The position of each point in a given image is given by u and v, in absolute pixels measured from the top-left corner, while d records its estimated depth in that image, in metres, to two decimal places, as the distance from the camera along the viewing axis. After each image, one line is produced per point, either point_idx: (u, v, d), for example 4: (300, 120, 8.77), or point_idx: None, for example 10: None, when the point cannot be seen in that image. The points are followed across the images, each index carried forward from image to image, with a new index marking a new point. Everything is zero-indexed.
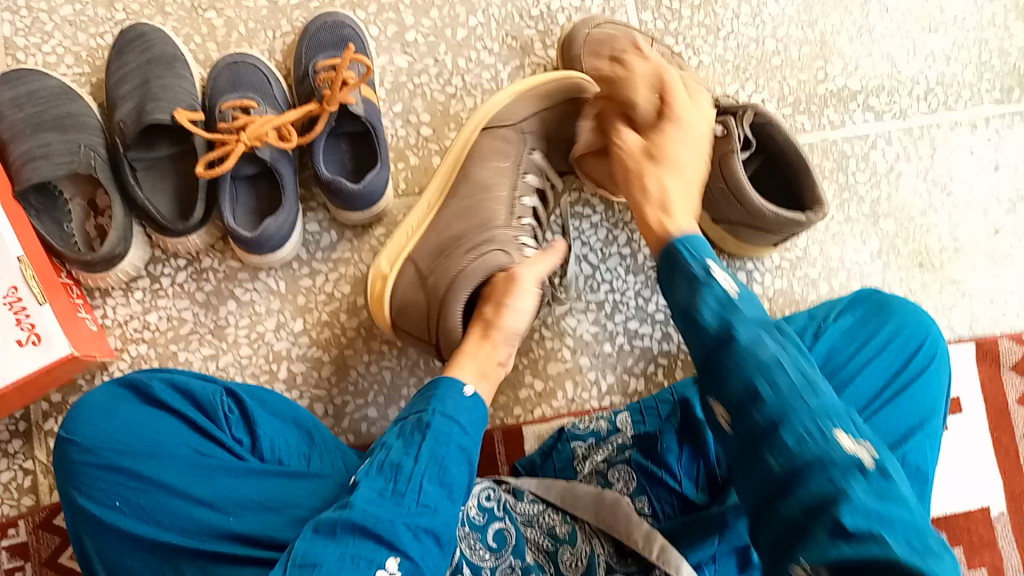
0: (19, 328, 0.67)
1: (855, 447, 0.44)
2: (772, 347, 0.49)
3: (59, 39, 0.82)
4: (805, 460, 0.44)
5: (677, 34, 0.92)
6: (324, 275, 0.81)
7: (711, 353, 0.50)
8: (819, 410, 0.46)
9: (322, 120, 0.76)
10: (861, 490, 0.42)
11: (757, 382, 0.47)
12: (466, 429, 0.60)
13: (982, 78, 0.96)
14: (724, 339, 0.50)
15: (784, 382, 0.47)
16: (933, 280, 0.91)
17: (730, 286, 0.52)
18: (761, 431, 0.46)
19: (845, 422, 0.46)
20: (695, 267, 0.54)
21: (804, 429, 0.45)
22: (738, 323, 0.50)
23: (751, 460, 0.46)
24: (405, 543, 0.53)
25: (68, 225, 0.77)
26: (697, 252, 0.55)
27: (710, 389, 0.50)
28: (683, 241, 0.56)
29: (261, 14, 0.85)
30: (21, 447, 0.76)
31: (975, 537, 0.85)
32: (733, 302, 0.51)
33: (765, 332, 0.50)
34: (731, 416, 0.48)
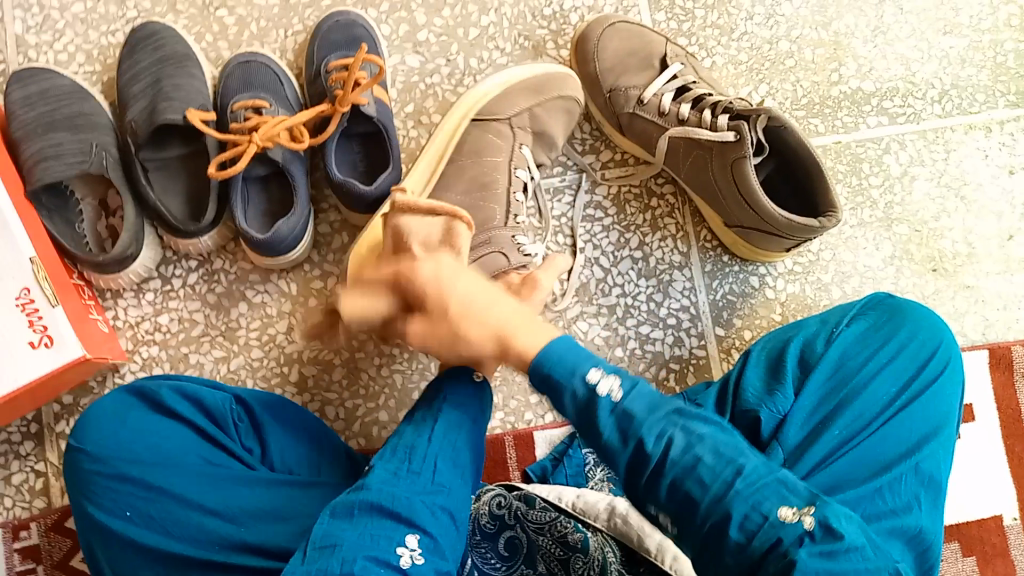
0: (31, 330, 0.67)
1: (803, 518, 0.44)
2: (680, 440, 0.47)
3: (71, 37, 0.82)
4: (762, 547, 0.44)
5: (690, 35, 0.91)
6: (336, 277, 0.81)
7: (633, 470, 0.48)
8: (751, 489, 0.45)
9: (334, 121, 0.76)
10: (810, 558, 0.43)
11: (688, 490, 0.46)
12: (476, 416, 0.60)
13: (996, 80, 0.95)
14: (637, 453, 0.47)
15: (708, 472, 0.46)
16: (947, 286, 0.91)
17: (615, 385, 0.49)
18: (711, 531, 0.45)
19: (782, 494, 0.45)
20: (575, 384, 0.49)
21: (746, 517, 0.45)
22: (640, 432, 0.47)
23: (707, 554, 0.46)
24: (425, 521, 0.53)
25: (79, 225, 0.77)
26: (566, 364, 0.50)
27: (643, 499, 0.48)
28: (546, 355, 0.50)
29: (272, 12, 0.84)
30: (33, 449, 0.76)
31: (987, 547, 0.85)
32: (623, 408, 0.48)
33: (665, 428, 0.47)
34: (675, 520, 0.47)
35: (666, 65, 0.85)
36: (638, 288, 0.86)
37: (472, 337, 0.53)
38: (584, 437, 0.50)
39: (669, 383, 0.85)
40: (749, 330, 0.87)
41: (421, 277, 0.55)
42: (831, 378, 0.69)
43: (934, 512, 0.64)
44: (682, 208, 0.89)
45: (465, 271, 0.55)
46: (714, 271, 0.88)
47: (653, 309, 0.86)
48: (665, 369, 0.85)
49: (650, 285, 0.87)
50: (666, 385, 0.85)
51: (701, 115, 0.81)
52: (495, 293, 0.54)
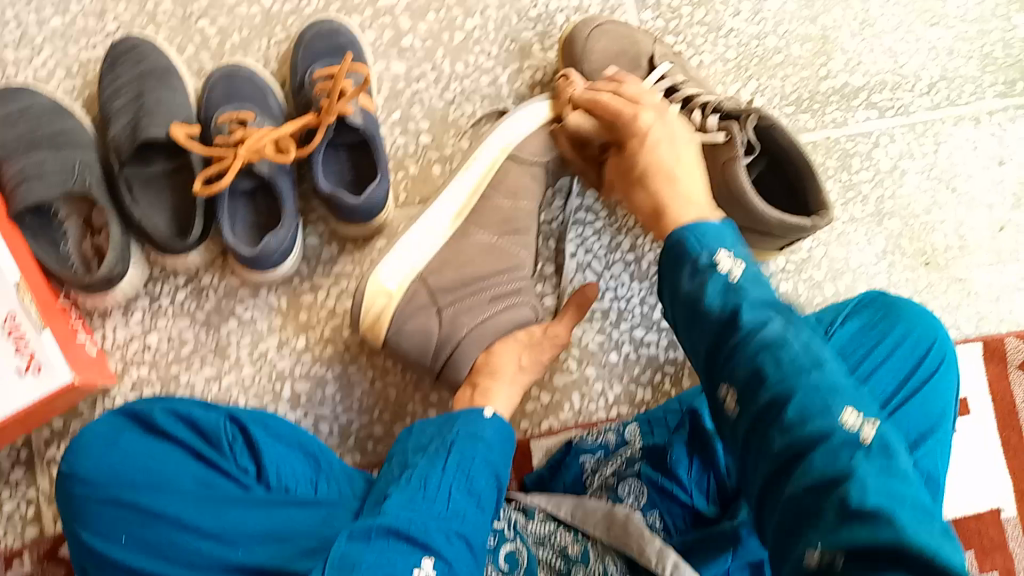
0: (19, 356, 0.65)
1: (864, 426, 0.41)
2: (776, 327, 0.46)
3: (51, 52, 0.80)
4: (814, 434, 0.41)
5: (678, 33, 0.90)
6: (326, 290, 0.80)
7: (721, 338, 0.48)
8: (824, 387, 0.43)
9: (320, 131, 0.75)
10: (864, 463, 0.39)
11: (759, 364, 0.44)
12: (492, 446, 0.60)
13: (985, 70, 0.95)
14: (730, 320, 0.48)
15: (787, 358, 0.44)
16: (939, 279, 0.91)
17: (737, 266, 0.51)
18: (768, 410, 0.43)
19: (855, 402, 0.42)
20: (700, 256, 0.52)
21: (809, 405, 0.42)
22: (742, 305, 0.48)
23: (759, 440, 0.43)
24: (439, 545, 0.53)
25: (64, 246, 0.75)
26: (703, 242, 0.52)
27: (724, 372, 0.47)
28: (691, 228, 0.53)
29: (254, 21, 0.83)
30: (23, 477, 0.75)
31: (985, 539, 0.85)
32: (737, 285, 0.49)
33: (770, 314, 0.47)
34: (740, 397, 0.45)
35: (654, 64, 0.84)
36: (631, 291, 0.85)
37: (669, 219, 0.57)
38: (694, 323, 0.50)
39: (665, 387, 0.84)
40: None
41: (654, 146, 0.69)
42: None
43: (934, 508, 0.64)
44: None
45: (681, 160, 0.67)
46: None
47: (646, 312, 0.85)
48: (659, 373, 0.84)
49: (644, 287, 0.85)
50: (662, 389, 0.84)
51: (691, 115, 0.80)
52: (696, 197, 0.62)
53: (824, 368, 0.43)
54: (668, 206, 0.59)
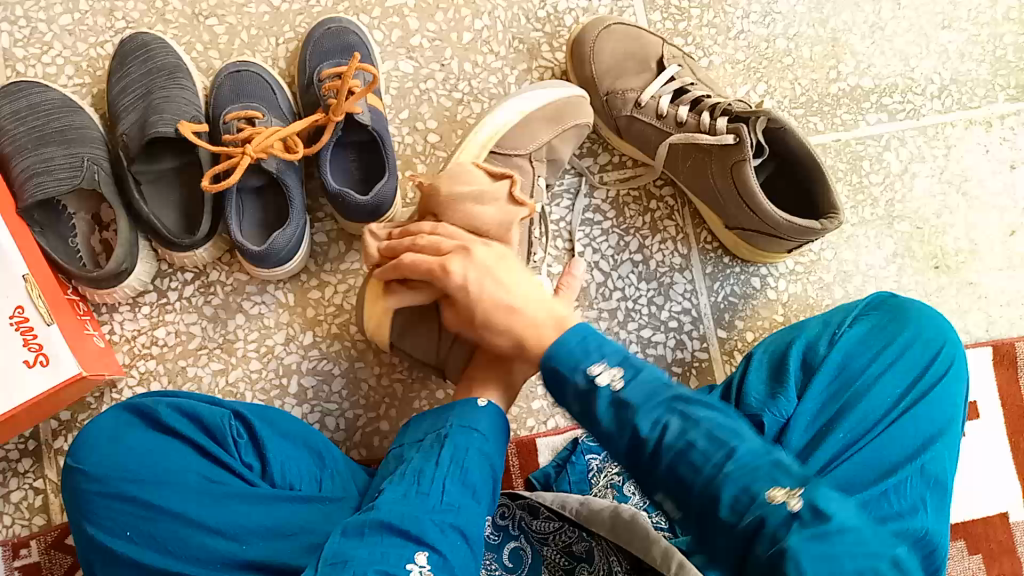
0: (26, 349, 0.66)
1: (790, 499, 0.43)
2: (675, 425, 0.47)
3: (59, 49, 0.81)
4: (749, 524, 0.44)
5: (687, 34, 0.90)
6: (334, 287, 0.80)
7: (631, 456, 0.49)
8: (742, 472, 0.45)
9: (328, 130, 0.75)
10: (800, 538, 0.42)
11: (672, 465, 0.46)
12: (487, 437, 0.60)
13: (996, 74, 0.94)
14: (632, 435, 0.48)
15: (698, 455, 0.46)
16: (949, 283, 0.90)
17: (616, 375, 0.50)
18: (701, 510, 0.45)
19: (774, 475, 0.44)
20: (579, 378, 0.50)
21: (735, 496, 0.44)
22: (635, 415, 0.48)
23: (706, 534, 0.46)
24: (434, 538, 0.53)
25: (72, 240, 0.76)
26: (574, 357, 0.51)
27: (647, 483, 0.48)
28: (557, 352, 0.52)
29: (263, 20, 0.83)
30: (31, 466, 0.75)
31: (993, 544, 0.84)
32: (622, 396, 0.49)
33: (665, 415, 0.48)
34: (675, 504, 0.47)
35: (663, 66, 0.84)
36: (638, 291, 0.85)
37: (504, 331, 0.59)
38: (586, 427, 0.51)
39: None
40: (751, 331, 0.86)
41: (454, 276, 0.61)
42: (835, 381, 0.69)
43: (939, 514, 0.64)
44: (681, 210, 0.88)
45: (510, 265, 0.63)
46: (715, 272, 0.87)
47: (653, 311, 0.85)
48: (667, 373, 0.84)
49: (651, 288, 0.85)
50: None
51: (699, 118, 0.80)
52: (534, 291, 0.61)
53: (735, 451, 0.45)
54: (503, 315, 0.59)
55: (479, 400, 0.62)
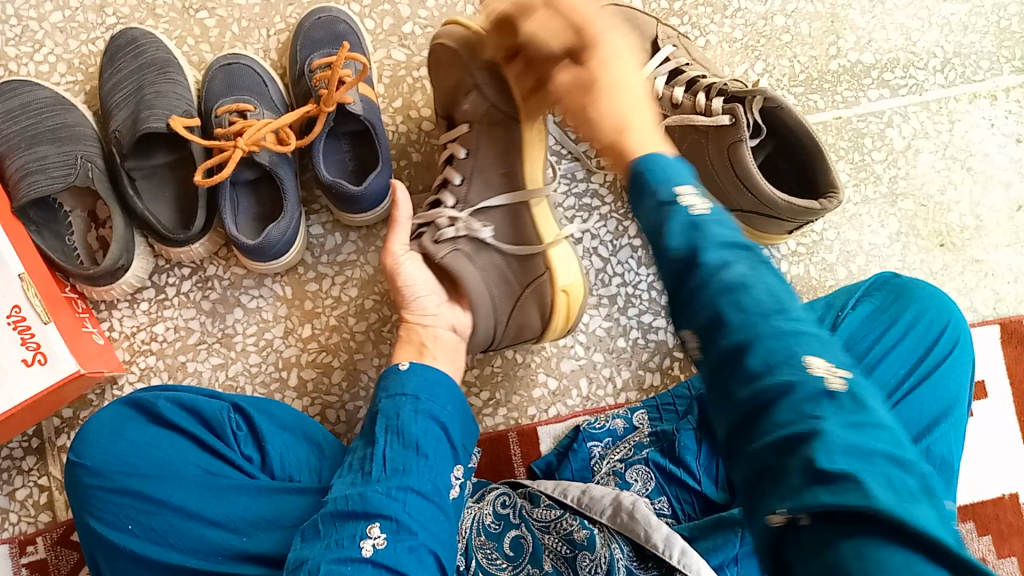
0: (23, 348, 0.67)
1: (833, 377, 0.34)
2: (739, 264, 0.37)
3: (51, 47, 0.81)
4: (778, 388, 0.34)
5: (683, 14, 0.89)
6: (331, 279, 0.80)
7: (675, 278, 0.39)
8: (790, 330, 0.35)
9: (319, 121, 0.75)
10: (836, 423, 0.33)
11: (721, 305, 0.36)
12: (417, 396, 0.61)
13: (1001, 46, 0.92)
14: (686, 258, 0.38)
15: (750, 301, 0.36)
16: (955, 261, 0.89)
17: (700, 202, 0.40)
18: (729, 359, 0.35)
19: (821, 345, 0.35)
20: (662, 191, 0.41)
21: (771, 354, 0.34)
22: (701, 240, 0.38)
23: (719, 390, 0.36)
24: (380, 507, 0.56)
25: (69, 238, 0.76)
26: (663, 173, 0.41)
27: (675, 321, 0.39)
28: (650, 160, 0.42)
29: (253, 12, 0.83)
30: (35, 464, 0.76)
31: (1003, 525, 0.83)
32: (699, 220, 0.39)
33: (736, 252, 0.38)
34: (702, 351, 0.37)
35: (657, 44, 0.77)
36: (639, 276, 0.84)
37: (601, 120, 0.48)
38: (652, 256, 0.41)
39: (673, 372, 0.82)
40: None
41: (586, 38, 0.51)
42: None
43: None
44: None
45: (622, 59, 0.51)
46: None
47: (654, 296, 0.84)
48: (668, 358, 0.83)
49: (651, 273, 0.84)
50: (670, 374, 0.83)
51: (695, 98, 0.77)
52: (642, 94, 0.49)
53: (788, 310, 0.36)
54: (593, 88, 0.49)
55: (401, 365, 0.64)
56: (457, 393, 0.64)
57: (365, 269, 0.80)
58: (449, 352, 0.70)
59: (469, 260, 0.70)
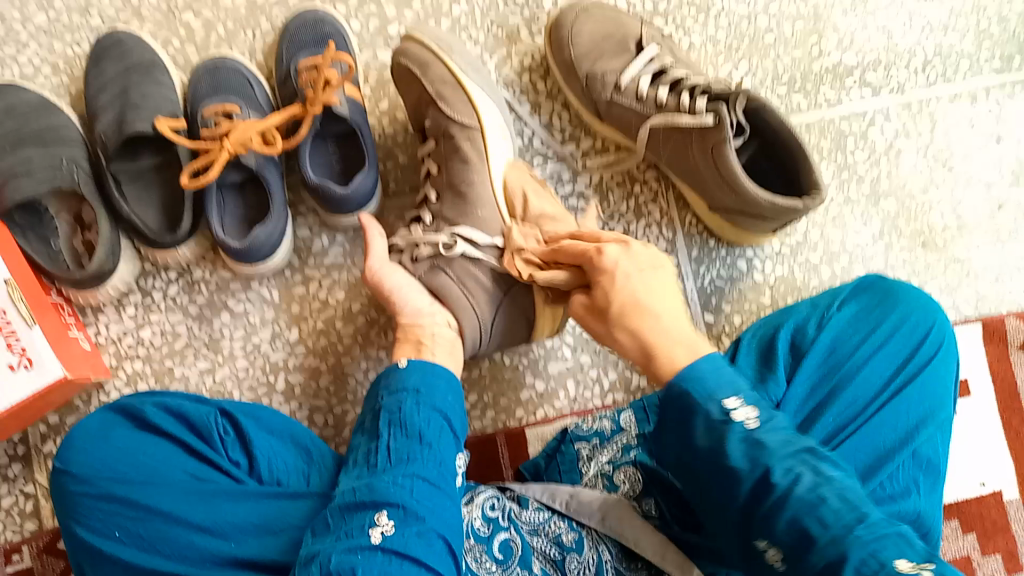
0: (11, 353, 0.66)
1: (921, 570, 0.42)
2: (808, 480, 0.47)
3: (34, 49, 0.80)
4: None
5: (667, 15, 0.90)
6: (319, 282, 0.80)
7: (752, 499, 0.48)
8: (870, 537, 0.44)
9: (306, 123, 0.75)
10: None
11: (802, 521, 0.46)
12: (418, 389, 0.62)
13: (981, 46, 0.93)
14: (762, 479, 0.48)
15: (830, 515, 0.45)
16: (936, 260, 0.90)
17: (752, 418, 0.50)
18: (823, 573, 0.44)
19: (901, 548, 0.44)
20: (711, 409, 0.51)
21: (863, 561, 0.43)
22: (769, 461, 0.48)
23: None
24: (388, 494, 0.55)
25: (54, 242, 0.75)
26: (708, 388, 0.52)
27: (753, 531, 0.48)
28: (694, 381, 0.52)
29: (239, 13, 0.83)
30: (21, 472, 0.76)
31: (987, 522, 0.85)
32: (758, 437, 0.49)
33: (797, 465, 0.48)
34: (788, 558, 0.46)
35: (642, 47, 0.83)
36: None
37: (634, 333, 0.59)
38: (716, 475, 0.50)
39: None
40: (738, 314, 0.87)
41: (606, 261, 0.62)
42: (823, 365, 0.68)
43: (933, 494, 0.64)
44: (665, 194, 0.88)
45: (656, 272, 0.62)
46: (700, 256, 0.87)
47: None
48: None
49: None
50: None
51: (679, 98, 0.79)
52: (675, 298, 0.61)
53: (868, 520, 0.45)
54: (636, 314, 0.59)
55: (400, 364, 0.65)
56: (456, 385, 0.65)
57: (352, 272, 0.80)
58: (447, 348, 0.69)
59: (450, 276, 0.73)
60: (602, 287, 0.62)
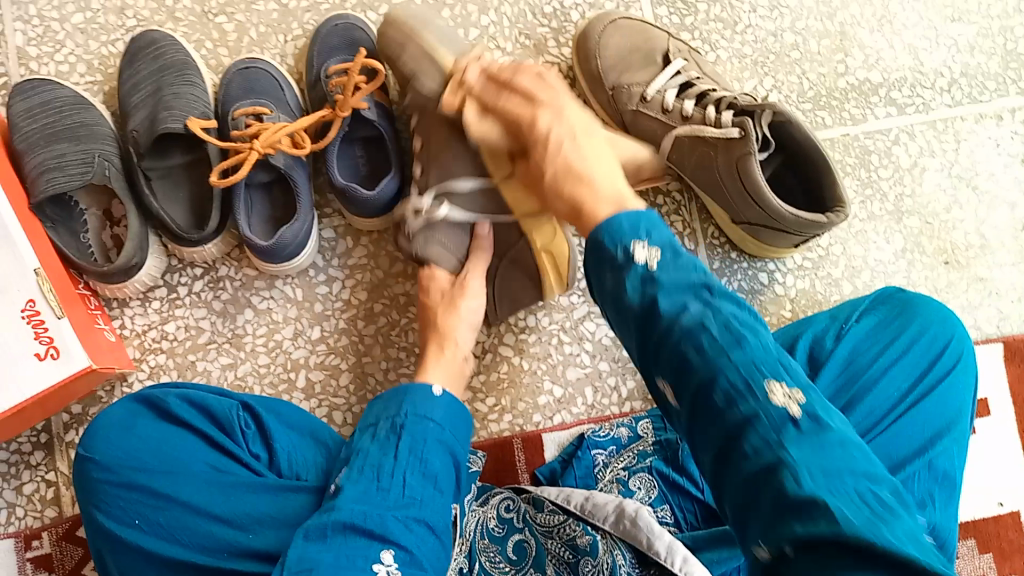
0: (37, 342, 0.67)
1: (789, 402, 0.42)
2: (695, 310, 0.47)
3: (71, 47, 0.82)
4: (741, 416, 0.42)
5: (693, 29, 0.90)
6: (341, 282, 0.81)
7: (645, 331, 0.48)
8: (746, 363, 0.44)
9: (334, 126, 0.76)
10: (798, 446, 0.40)
11: (684, 350, 0.45)
12: (440, 423, 0.63)
13: (1007, 68, 0.93)
14: (650, 311, 0.48)
15: (708, 343, 0.45)
16: (959, 278, 0.89)
17: (654, 256, 0.49)
18: (702, 397, 0.44)
19: (776, 371, 0.43)
20: (617, 251, 0.50)
21: (733, 386, 0.43)
22: (659, 295, 0.48)
23: (701, 424, 0.44)
24: (399, 535, 0.56)
25: (84, 236, 0.77)
26: (623, 234, 0.50)
27: (650, 364, 0.48)
28: (609, 220, 0.52)
29: (272, 18, 0.84)
30: (44, 459, 0.77)
31: (1004, 542, 0.84)
32: (654, 275, 0.48)
33: (687, 298, 0.47)
34: (676, 391, 0.46)
35: (669, 60, 0.84)
36: None
37: (567, 193, 0.58)
38: (619, 316, 0.51)
39: None
40: None
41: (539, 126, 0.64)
42: (842, 374, 0.68)
43: (949, 509, 0.63)
44: (688, 205, 0.88)
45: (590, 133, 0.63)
46: (721, 267, 0.87)
47: None
48: None
49: None
50: None
51: (705, 111, 0.79)
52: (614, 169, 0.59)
53: (744, 347, 0.44)
54: (569, 171, 0.59)
55: (435, 390, 0.65)
56: (469, 424, 0.66)
57: (374, 273, 0.81)
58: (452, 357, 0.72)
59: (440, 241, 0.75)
60: (538, 154, 0.62)
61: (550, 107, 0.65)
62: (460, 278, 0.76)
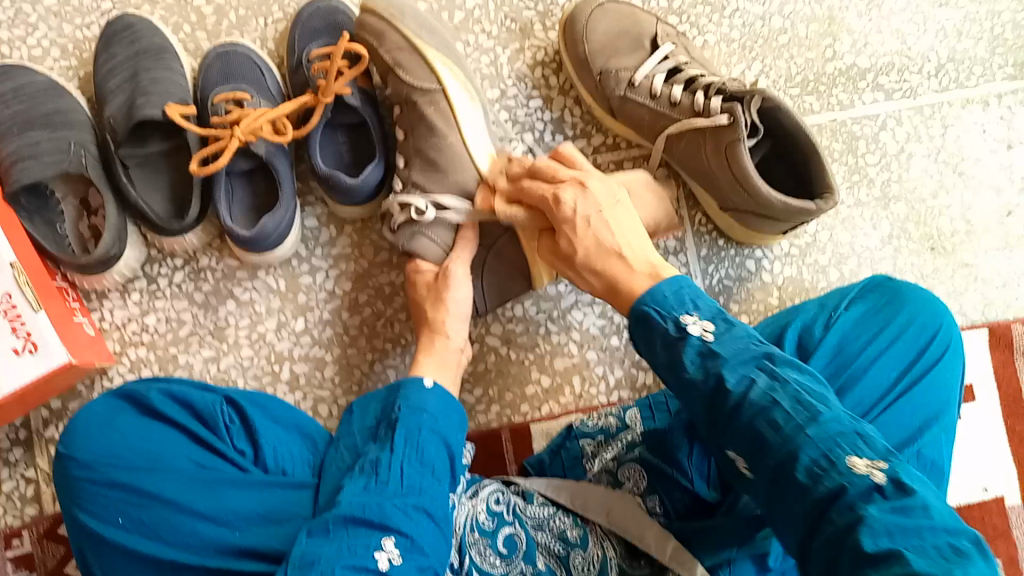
0: (15, 337, 0.65)
1: (873, 471, 0.40)
2: (762, 385, 0.46)
3: (45, 31, 0.80)
4: (827, 489, 0.40)
5: (682, 13, 0.89)
6: (325, 272, 0.79)
7: (714, 408, 0.47)
8: (823, 436, 0.42)
9: (317, 112, 0.74)
10: (879, 510, 0.38)
11: (754, 423, 0.44)
12: (433, 415, 0.63)
13: (994, 52, 0.93)
14: (716, 388, 0.47)
15: (782, 417, 0.44)
16: (945, 264, 0.89)
17: (706, 328, 0.50)
18: (779, 471, 0.43)
19: (855, 444, 0.42)
20: (667, 325, 0.52)
21: (814, 460, 0.42)
22: (723, 369, 0.47)
23: (780, 499, 0.43)
24: (398, 522, 0.55)
25: (61, 226, 0.75)
26: (666, 305, 0.53)
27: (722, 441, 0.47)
28: (647, 296, 0.54)
29: (251, 0, 0.82)
30: (22, 456, 0.75)
31: (988, 526, 0.85)
32: (712, 349, 0.48)
33: (751, 372, 0.47)
34: (750, 463, 0.45)
35: (656, 45, 0.83)
36: None
37: (601, 272, 0.61)
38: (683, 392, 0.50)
39: None
40: (745, 314, 0.86)
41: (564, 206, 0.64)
42: (831, 363, 0.68)
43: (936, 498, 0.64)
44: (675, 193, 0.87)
45: (619, 204, 0.65)
46: (709, 255, 0.87)
47: None
48: None
49: None
50: None
51: (694, 97, 0.79)
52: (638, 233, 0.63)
53: (821, 420, 0.43)
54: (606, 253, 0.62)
55: (424, 382, 0.65)
56: (463, 420, 0.66)
57: (359, 263, 0.80)
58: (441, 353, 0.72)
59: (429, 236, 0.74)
60: (565, 234, 0.64)
61: (573, 182, 0.66)
62: (445, 269, 0.74)
